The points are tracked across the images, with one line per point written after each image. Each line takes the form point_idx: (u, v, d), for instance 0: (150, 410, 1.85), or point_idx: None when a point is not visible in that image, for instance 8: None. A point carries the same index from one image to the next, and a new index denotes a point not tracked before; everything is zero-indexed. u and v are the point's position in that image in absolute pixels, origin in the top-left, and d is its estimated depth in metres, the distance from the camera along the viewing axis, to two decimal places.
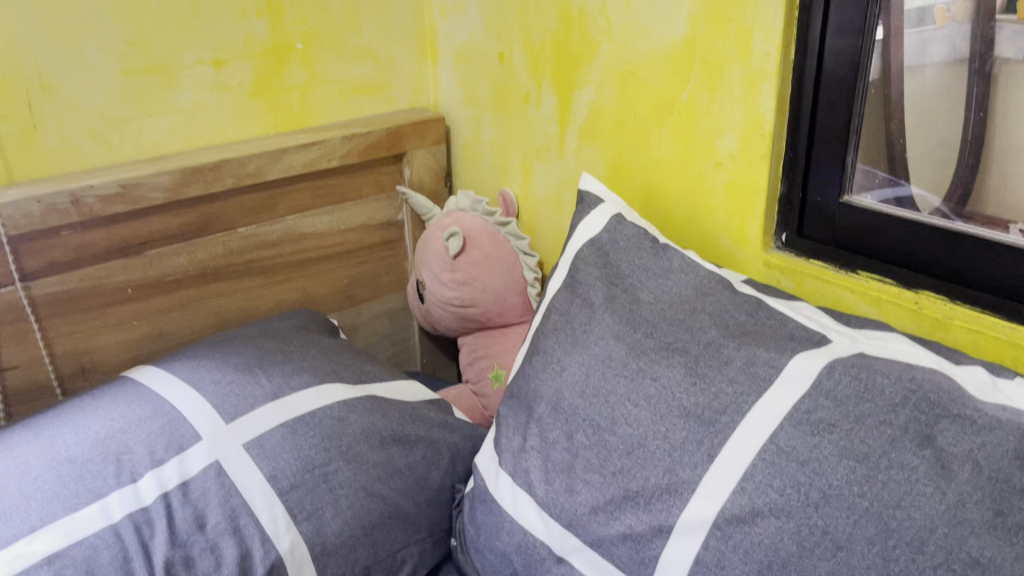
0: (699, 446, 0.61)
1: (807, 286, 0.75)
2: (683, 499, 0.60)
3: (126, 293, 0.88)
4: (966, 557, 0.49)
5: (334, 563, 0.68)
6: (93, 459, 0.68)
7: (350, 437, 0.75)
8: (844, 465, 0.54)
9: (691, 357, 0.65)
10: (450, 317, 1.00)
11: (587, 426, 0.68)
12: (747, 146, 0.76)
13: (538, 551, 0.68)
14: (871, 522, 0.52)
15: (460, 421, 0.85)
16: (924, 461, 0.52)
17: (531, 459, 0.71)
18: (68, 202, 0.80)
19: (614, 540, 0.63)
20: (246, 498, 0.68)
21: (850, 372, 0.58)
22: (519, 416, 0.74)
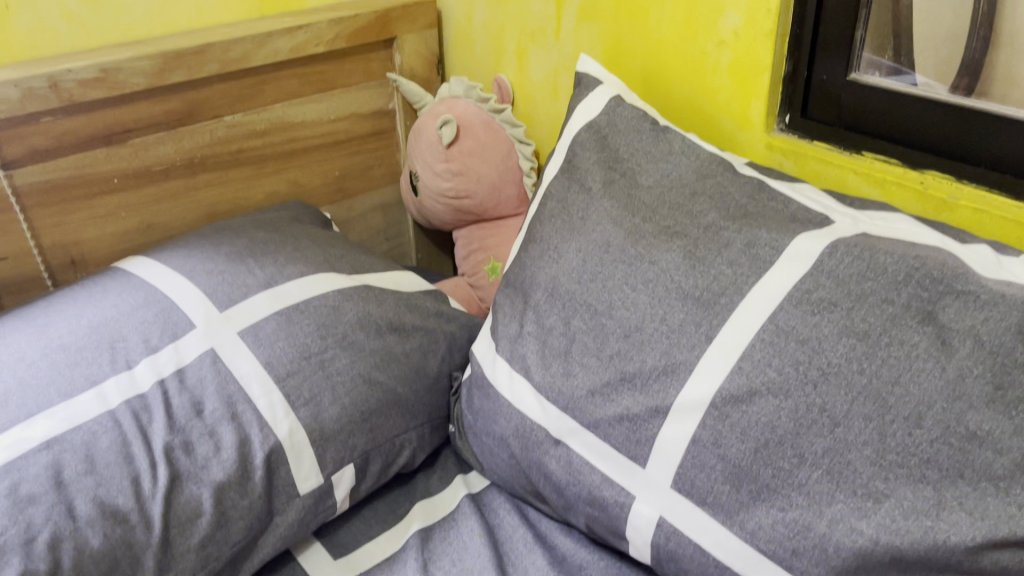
0: (698, 328, 0.60)
1: (809, 168, 0.74)
2: (680, 380, 0.60)
3: (112, 184, 0.86)
4: (963, 431, 0.49)
5: (334, 447, 0.69)
6: (87, 348, 0.68)
7: (346, 325, 0.74)
8: (844, 343, 0.54)
9: (690, 240, 0.64)
10: (444, 210, 0.98)
11: (585, 311, 0.67)
12: (751, 23, 0.73)
13: (536, 434, 0.69)
14: (869, 399, 0.52)
15: (456, 311, 0.85)
16: (925, 338, 0.52)
17: (529, 345, 0.70)
18: (46, 87, 0.77)
19: (611, 421, 0.63)
20: (243, 385, 0.68)
21: (853, 252, 0.57)
22: (516, 303, 0.74)
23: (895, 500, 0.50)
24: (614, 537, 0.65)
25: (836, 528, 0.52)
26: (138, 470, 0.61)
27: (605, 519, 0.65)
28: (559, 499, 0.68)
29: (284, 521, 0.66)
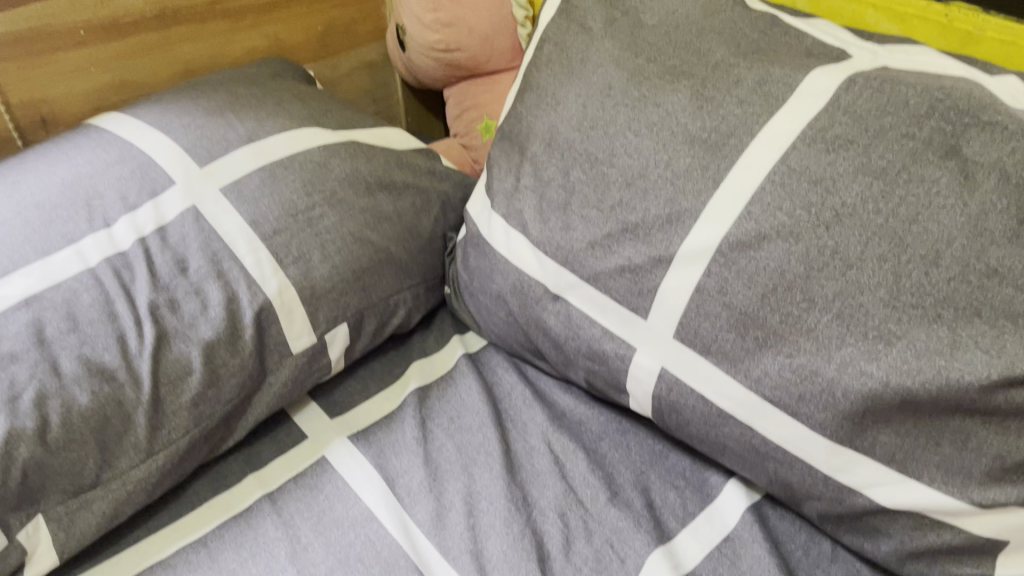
0: (704, 172, 0.57)
1: (825, 5, 0.69)
2: (685, 228, 0.57)
3: (78, 36, 0.81)
4: (983, 268, 0.47)
5: (326, 306, 0.67)
6: (63, 205, 0.64)
7: (333, 181, 0.71)
8: (860, 182, 0.51)
9: (698, 80, 0.60)
10: (435, 65, 0.93)
11: (585, 160, 0.63)
12: None
13: (533, 290, 0.66)
14: (885, 239, 0.50)
15: (449, 169, 0.81)
16: (947, 174, 0.49)
17: (525, 199, 0.67)
18: None
19: (612, 274, 0.61)
20: (228, 242, 0.65)
21: (872, 85, 0.53)
22: (511, 156, 0.70)
23: (907, 342, 0.49)
24: (615, 391, 0.64)
25: (845, 372, 0.50)
26: (123, 329, 0.59)
27: (605, 373, 0.63)
28: (559, 356, 0.67)
29: (278, 380, 0.65)
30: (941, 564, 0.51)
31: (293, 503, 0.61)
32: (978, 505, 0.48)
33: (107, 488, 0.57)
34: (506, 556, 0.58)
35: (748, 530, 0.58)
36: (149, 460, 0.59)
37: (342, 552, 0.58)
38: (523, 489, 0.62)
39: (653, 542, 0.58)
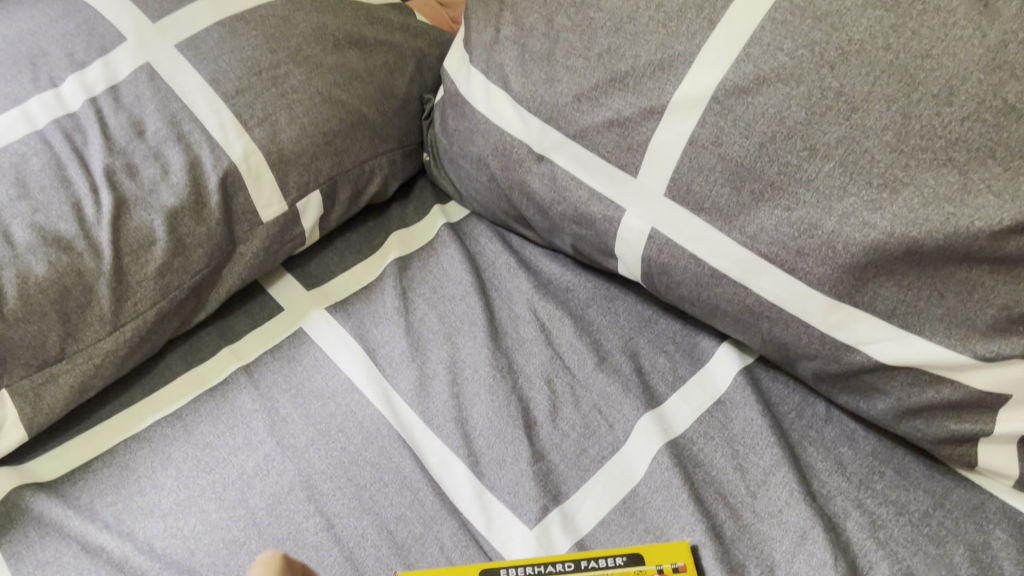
0: (700, 12, 0.52)
1: None
2: (678, 75, 0.53)
3: None
4: (1000, 105, 0.43)
5: (296, 173, 0.63)
6: (6, 65, 0.61)
7: (298, 38, 0.65)
8: (870, 16, 0.46)
9: None
10: None
11: (569, 6, 0.58)
12: None
13: (516, 151, 0.62)
14: (894, 78, 0.46)
15: (425, 26, 0.75)
16: (965, 2, 0.44)
17: (506, 52, 0.62)
18: None
19: (599, 129, 0.57)
20: (188, 104, 0.60)
21: None
22: (490, 6, 0.65)
23: (913, 188, 0.46)
24: (602, 256, 0.61)
25: (846, 224, 0.48)
26: (78, 196, 0.56)
27: (593, 237, 0.60)
28: (544, 221, 0.63)
29: (249, 250, 0.62)
30: (939, 421, 0.50)
31: (271, 376, 0.59)
32: (981, 359, 0.46)
33: (73, 363, 0.55)
34: (492, 424, 0.56)
35: (741, 393, 0.56)
36: (116, 333, 0.56)
37: (322, 424, 0.56)
38: (508, 357, 0.60)
39: (642, 407, 0.56)
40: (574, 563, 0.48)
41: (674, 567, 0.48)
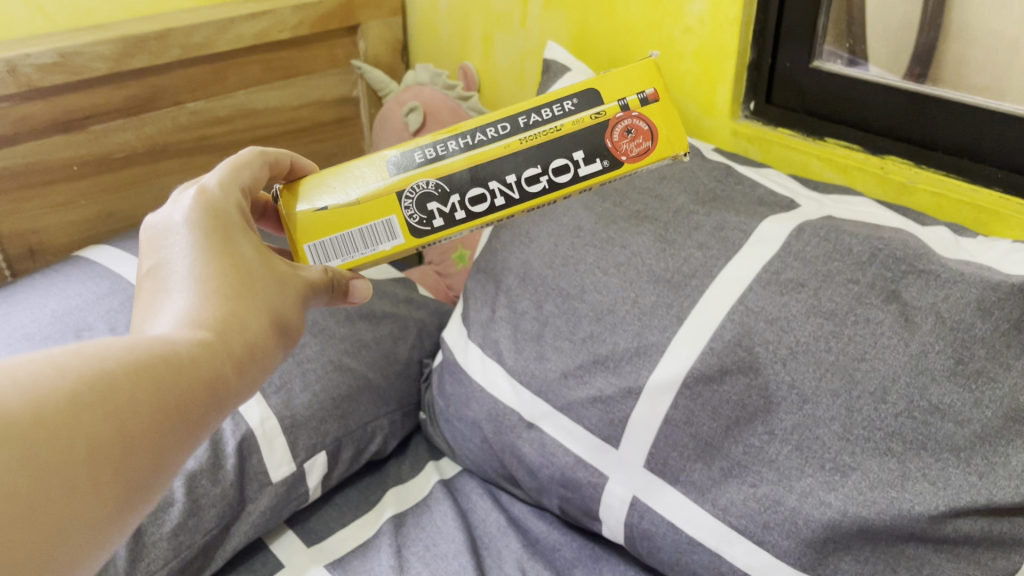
0: (669, 309, 0.61)
1: (774, 154, 0.78)
2: (653, 361, 0.61)
3: (73, 170, 0.90)
4: (925, 404, 0.50)
5: (305, 435, 0.69)
6: (54, 337, 0.66)
7: (315, 311, 0.76)
8: (812, 322, 0.55)
9: (660, 224, 0.66)
10: None
11: (557, 294, 0.68)
12: (718, 10, 0.76)
13: (508, 417, 0.69)
14: (836, 375, 0.53)
15: (425, 299, 0.88)
16: (889, 315, 0.53)
17: (501, 329, 0.72)
18: (5, 71, 0.79)
19: (584, 403, 0.64)
20: None
21: (819, 234, 0.59)
22: (487, 289, 0.76)
23: (861, 472, 0.51)
24: (587, 518, 0.66)
25: (806, 502, 0.53)
26: None
27: (579, 500, 0.66)
28: (532, 481, 0.69)
29: (256, 509, 0.66)
30: None
31: None
32: None
33: None
34: None
35: None
36: None
37: None
38: None
39: None
40: (511, 126, 0.55)
41: (641, 99, 0.54)
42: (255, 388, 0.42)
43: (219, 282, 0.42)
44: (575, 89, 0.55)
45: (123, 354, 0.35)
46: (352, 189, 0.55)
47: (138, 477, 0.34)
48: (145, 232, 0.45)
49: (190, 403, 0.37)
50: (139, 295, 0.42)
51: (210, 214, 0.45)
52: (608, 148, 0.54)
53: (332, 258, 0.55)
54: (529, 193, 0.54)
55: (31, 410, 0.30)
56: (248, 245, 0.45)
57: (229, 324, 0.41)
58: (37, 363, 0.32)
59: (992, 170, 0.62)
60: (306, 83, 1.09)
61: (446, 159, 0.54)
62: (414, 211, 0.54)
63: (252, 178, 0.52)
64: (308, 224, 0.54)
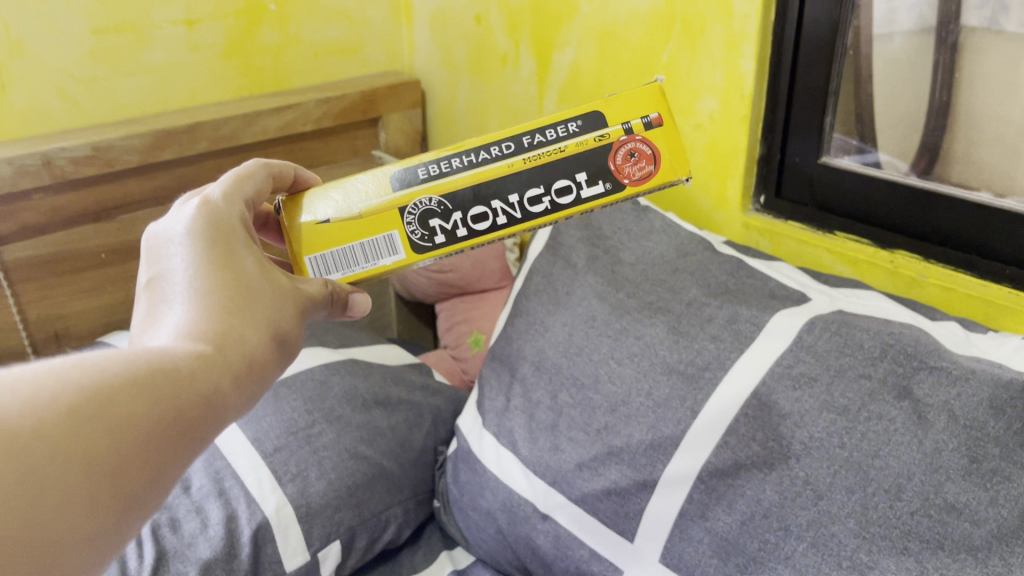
0: (683, 402, 0.62)
1: (784, 247, 0.79)
2: (667, 454, 0.61)
3: (100, 258, 0.94)
4: (941, 502, 0.49)
5: (320, 523, 0.69)
6: None
7: (332, 399, 0.78)
8: (825, 417, 0.55)
9: (673, 316, 0.67)
10: (429, 282, 1.07)
11: (571, 384, 0.69)
12: (727, 107, 0.80)
13: (523, 508, 0.69)
14: (851, 472, 0.53)
15: (441, 385, 0.88)
16: (902, 412, 0.53)
17: (516, 418, 0.73)
18: (40, 163, 0.84)
19: (599, 495, 0.64)
20: (231, 461, 0.70)
21: (830, 327, 0.59)
22: (502, 377, 0.77)
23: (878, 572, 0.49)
24: None
25: None
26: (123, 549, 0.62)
27: None
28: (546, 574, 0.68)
29: None
30: None
31: None
32: None
33: None
34: None
35: None
36: None
37: None
38: None
39: None
40: (514, 146, 0.57)
41: (645, 124, 0.56)
42: (253, 401, 0.43)
43: (219, 295, 0.42)
44: (578, 111, 0.57)
45: (123, 368, 0.35)
46: (355, 203, 0.57)
47: (137, 491, 0.34)
48: (146, 242, 0.46)
49: (190, 415, 0.37)
50: (139, 304, 0.43)
51: (211, 228, 0.46)
52: (610, 172, 0.56)
53: (331, 272, 0.57)
54: (532, 213, 0.56)
55: (31, 423, 0.30)
56: (249, 260, 0.46)
57: (229, 337, 0.41)
58: (37, 376, 0.32)
59: (998, 264, 0.63)
60: (328, 172, 1.12)
61: (449, 177, 0.57)
62: (416, 227, 0.57)
63: (255, 189, 0.53)
64: (310, 238, 0.56)
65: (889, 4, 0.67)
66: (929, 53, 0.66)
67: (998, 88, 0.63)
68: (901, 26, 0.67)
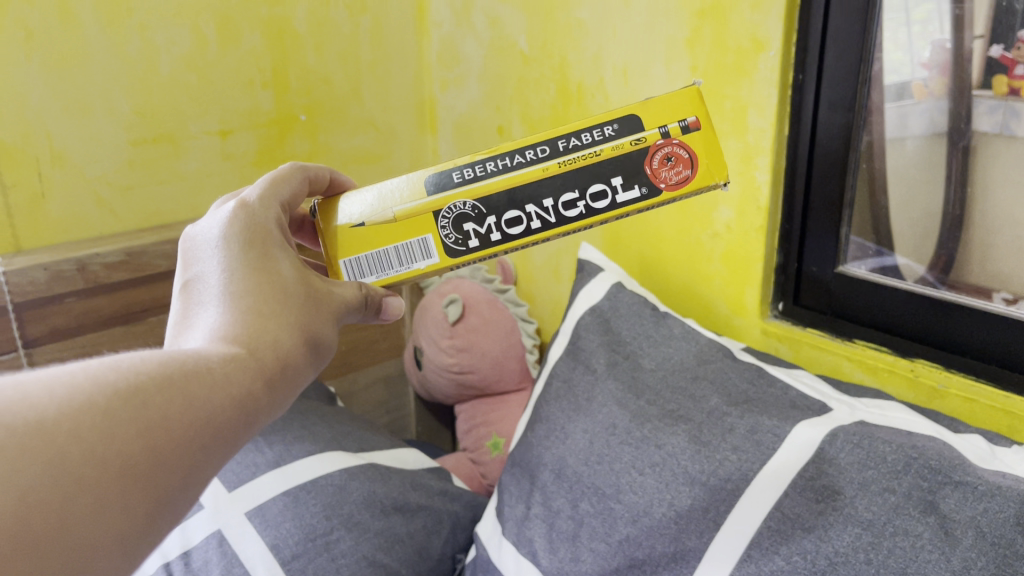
0: (705, 514, 0.61)
1: (803, 354, 0.79)
2: (690, 567, 0.61)
3: None
4: None
5: None
6: None
7: (351, 505, 0.77)
8: (850, 532, 0.54)
9: (694, 425, 0.67)
10: (448, 383, 1.08)
11: (592, 494, 0.69)
12: (743, 218, 0.82)
13: None
14: None
15: (460, 491, 0.88)
16: (928, 528, 0.52)
17: (535, 527, 0.72)
18: (74, 269, 0.89)
19: None
20: (247, 568, 0.70)
21: (852, 440, 0.59)
22: (522, 484, 0.77)
23: None
24: None
25: None
26: None
27: None
28: None
29: None
30: None
31: None
32: None
33: None
34: None
35: None
36: None
37: None
38: None
39: None
40: (549, 149, 0.58)
41: (683, 127, 0.57)
42: (287, 402, 0.45)
43: (253, 299, 0.44)
44: (615, 114, 0.58)
45: (155, 369, 0.37)
46: (390, 206, 0.60)
47: (168, 491, 0.35)
48: (184, 243, 0.48)
49: (222, 416, 0.38)
50: (174, 303, 0.45)
51: (246, 232, 0.48)
52: (647, 175, 0.57)
53: (367, 275, 0.60)
54: (566, 217, 0.58)
55: (65, 424, 0.32)
56: (282, 262, 0.48)
57: (262, 342, 0.43)
58: (74, 377, 0.34)
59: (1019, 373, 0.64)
60: None
61: (483, 181, 0.59)
62: (452, 232, 0.59)
63: (292, 192, 0.56)
64: (349, 243, 0.60)
65: (900, 109, 0.70)
66: (941, 159, 0.68)
67: (1011, 191, 0.64)
68: (912, 131, 0.70)
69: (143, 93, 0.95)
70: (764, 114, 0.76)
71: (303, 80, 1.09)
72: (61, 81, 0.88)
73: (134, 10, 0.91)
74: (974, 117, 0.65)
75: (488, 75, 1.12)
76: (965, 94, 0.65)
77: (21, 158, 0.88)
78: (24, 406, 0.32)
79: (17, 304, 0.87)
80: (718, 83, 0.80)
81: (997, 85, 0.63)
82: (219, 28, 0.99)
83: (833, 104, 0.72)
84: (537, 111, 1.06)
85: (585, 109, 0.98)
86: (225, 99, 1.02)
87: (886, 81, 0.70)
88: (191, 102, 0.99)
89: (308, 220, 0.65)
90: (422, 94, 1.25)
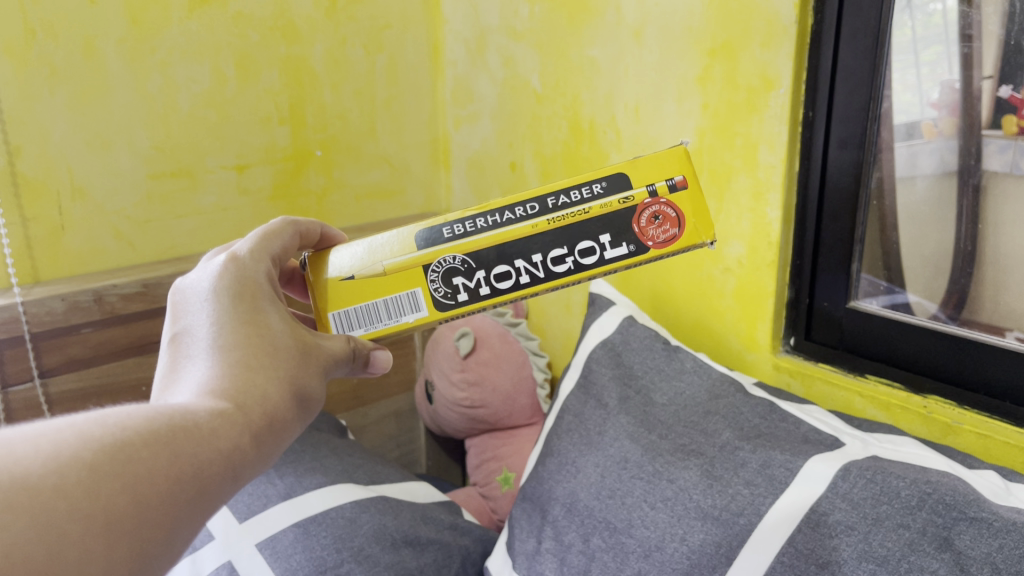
0: (718, 549, 0.61)
1: (816, 390, 0.79)
2: None
3: (141, 390, 0.98)
4: None
5: None
6: None
7: (362, 538, 0.77)
8: (865, 568, 0.54)
9: (706, 459, 0.67)
10: (459, 418, 1.08)
11: (604, 528, 0.68)
12: (754, 253, 0.82)
13: None
14: None
15: (470, 525, 0.88)
16: (944, 564, 0.52)
17: (547, 562, 0.72)
18: (91, 300, 0.90)
19: None
20: None
21: (865, 475, 0.59)
22: (534, 518, 0.76)
23: None
24: None
25: None
26: None
27: None
28: None
29: None
30: None
31: None
32: None
33: None
34: None
35: None
36: None
37: None
38: None
39: None
40: (537, 206, 0.59)
41: (671, 185, 0.58)
42: (273, 457, 0.45)
43: (242, 354, 0.45)
44: (603, 172, 0.59)
45: (138, 425, 0.37)
46: (379, 260, 0.61)
47: (153, 547, 0.35)
48: (173, 297, 0.49)
49: (209, 472, 0.39)
50: (162, 358, 0.46)
51: (236, 286, 0.49)
52: (634, 233, 0.58)
53: (354, 329, 0.61)
54: (554, 273, 0.59)
55: (50, 479, 0.33)
56: (270, 315, 0.48)
57: (251, 399, 0.43)
58: (59, 433, 0.35)
59: None
60: None
61: (472, 237, 0.59)
62: (441, 286, 0.60)
63: (283, 247, 0.57)
64: (337, 297, 0.61)
65: (910, 148, 0.70)
66: (952, 197, 0.69)
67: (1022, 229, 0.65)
68: (922, 171, 0.70)
69: (162, 129, 0.96)
70: (774, 151, 0.77)
71: (319, 116, 1.11)
72: (82, 117, 0.90)
73: (156, 47, 0.93)
74: (985, 155, 0.65)
75: (501, 114, 1.14)
76: (975, 132, 0.65)
77: (43, 190, 0.89)
78: (9, 463, 0.32)
79: (34, 334, 0.88)
80: (728, 120, 0.81)
81: (1006, 124, 0.63)
82: (239, 66, 1.01)
83: (844, 141, 0.73)
84: (549, 148, 1.07)
85: (597, 145, 1.00)
86: (242, 135, 1.04)
87: (896, 120, 0.70)
88: (209, 137, 1.01)
89: (296, 272, 0.66)
90: (436, 132, 1.26)
